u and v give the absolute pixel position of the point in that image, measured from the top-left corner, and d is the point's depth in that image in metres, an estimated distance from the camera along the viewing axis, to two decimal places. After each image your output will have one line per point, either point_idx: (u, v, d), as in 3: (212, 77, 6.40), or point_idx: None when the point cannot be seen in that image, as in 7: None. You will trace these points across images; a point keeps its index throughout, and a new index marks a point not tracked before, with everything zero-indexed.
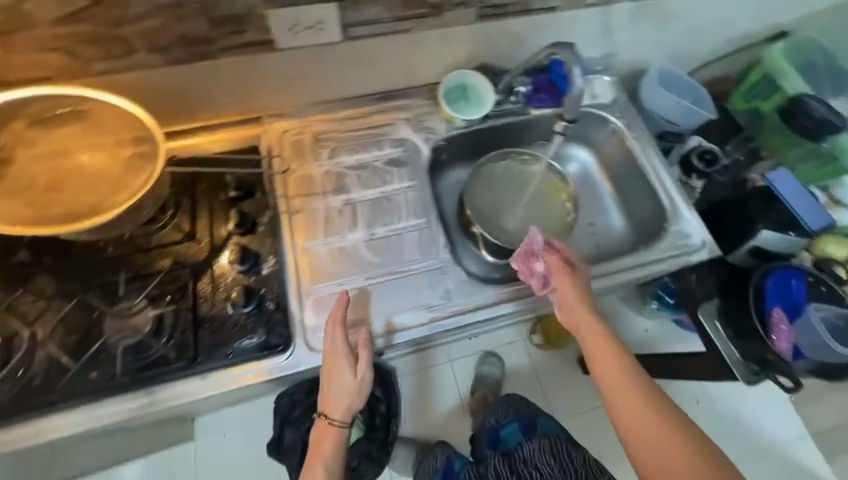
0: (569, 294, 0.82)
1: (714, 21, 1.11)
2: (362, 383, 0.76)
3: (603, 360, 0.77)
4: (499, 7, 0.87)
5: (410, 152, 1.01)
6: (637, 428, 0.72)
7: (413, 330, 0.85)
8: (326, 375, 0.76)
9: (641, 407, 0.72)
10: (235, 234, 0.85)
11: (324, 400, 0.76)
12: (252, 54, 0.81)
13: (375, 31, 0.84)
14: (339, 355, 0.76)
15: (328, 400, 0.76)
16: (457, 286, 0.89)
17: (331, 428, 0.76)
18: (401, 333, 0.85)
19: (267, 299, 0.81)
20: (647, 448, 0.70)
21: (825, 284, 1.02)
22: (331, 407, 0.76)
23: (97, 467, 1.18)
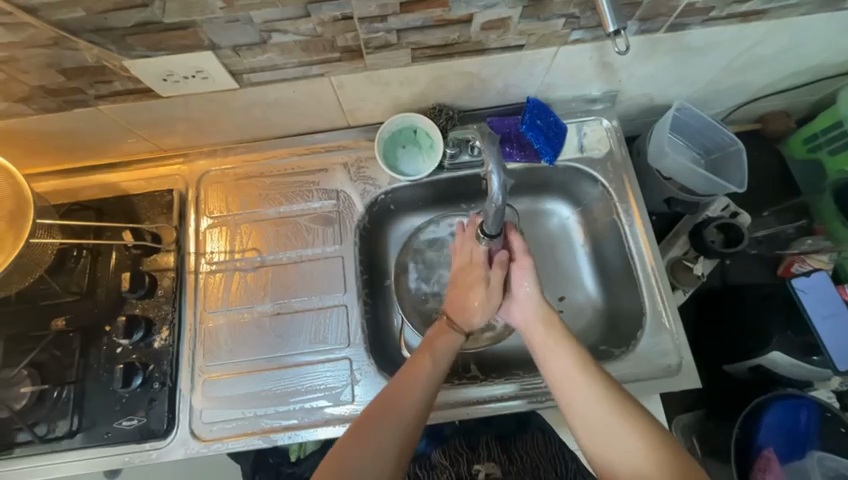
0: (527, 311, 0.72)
1: (767, 55, 0.80)
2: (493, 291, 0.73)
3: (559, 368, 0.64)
4: (442, 48, 0.66)
5: (342, 207, 0.85)
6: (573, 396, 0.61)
7: (499, 402, 0.76)
8: (464, 287, 0.75)
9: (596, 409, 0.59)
10: (131, 299, 0.78)
11: (454, 308, 0.75)
12: (132, 103, 0.69)
13: (278, 77, 0.67)
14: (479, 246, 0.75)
15: (463, 307, 0.74)
16: (367, 384, 0.77)
17: (452, 332, 0.72)
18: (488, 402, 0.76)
19: (154, 377, 0.76)
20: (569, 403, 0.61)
21: (846, 425, 0.80)
22: (466, 312, 0.74)
23: None
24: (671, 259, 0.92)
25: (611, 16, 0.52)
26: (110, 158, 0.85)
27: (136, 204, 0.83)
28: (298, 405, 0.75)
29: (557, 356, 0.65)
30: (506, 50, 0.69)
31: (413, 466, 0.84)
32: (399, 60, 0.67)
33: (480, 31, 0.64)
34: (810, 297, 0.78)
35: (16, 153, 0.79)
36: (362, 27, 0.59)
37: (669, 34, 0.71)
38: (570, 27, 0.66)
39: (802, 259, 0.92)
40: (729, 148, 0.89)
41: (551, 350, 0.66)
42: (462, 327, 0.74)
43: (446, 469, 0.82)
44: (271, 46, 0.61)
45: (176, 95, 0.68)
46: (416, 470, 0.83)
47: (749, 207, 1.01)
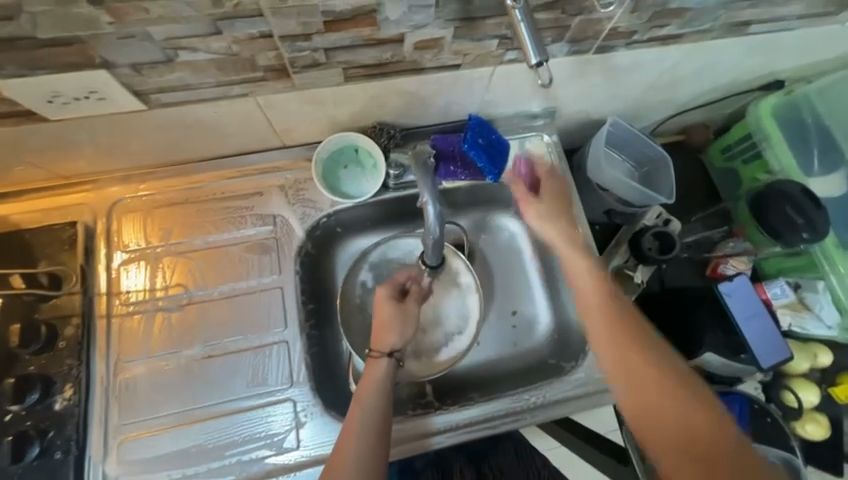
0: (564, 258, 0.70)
1: (687, 74, 0.86)
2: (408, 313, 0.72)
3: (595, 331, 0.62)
4: (376, 67, 0.63)
5: (280, 234, 0.79)
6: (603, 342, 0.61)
7: (452, 431, 0.74)
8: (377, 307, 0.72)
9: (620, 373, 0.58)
10: (24, 355, 0.67)
11: (374, 335, 0.70)
12: (11, 127, 0.59)
13: (193, 97, 0.60)
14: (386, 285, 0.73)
15: (384, 333, 0.69)
16: (313, 426, 0.71)
17: (379, 360, 0.67)
18: (439, 434, 0.74)
19: (56, 446, 0.64)
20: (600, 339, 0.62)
21: (770, 414, 0.87)
22: (385, 337, 0.69)
23: None
24: (613, 268, 0.95)
25: (533, 49, 0.50)
26: None
27: (30, 241, 0.71)
28: (235, 458, 0.68)
29: (599, 321, 0.62)
30: (443, 69, 0.67)
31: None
32: (331, 79, 0.63)
33: (414, 51, 0.61)
34: (735, 300, 0.85)
35: None
36: (284, 45, 0.55)
37: (598, 55, 0.73)
38: (504, 48, 0.65)
39: (726, 260, 0.98)
40: (659, 160, 0.94)
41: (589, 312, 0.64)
42: (378, 349, 0.68)
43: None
44: (180, 65, 0.54)
45: (69, 117, 0.59)
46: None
47: (679, 213, 1.08)
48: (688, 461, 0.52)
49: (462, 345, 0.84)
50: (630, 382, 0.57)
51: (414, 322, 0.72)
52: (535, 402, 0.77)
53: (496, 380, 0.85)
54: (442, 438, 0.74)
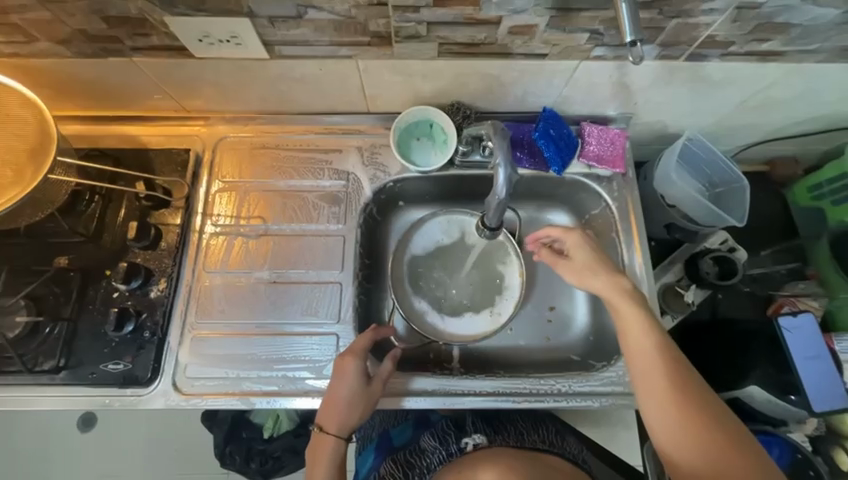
0: (598, 279, 0.71)
1: (783, 97, 0.82)
2: (370, 397, 0.73)
3: (641, 355, 0.64)
4: (468, 46, 0.69)
5: (350, 189, 0.87)
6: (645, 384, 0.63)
7: (425, 396, 0.77)
8: (335, 379, 0.72)
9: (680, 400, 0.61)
10: (134, 247, 0.80)
11: (325, 410, 0.71)
12: (165, 59, 0.72)
13: (308, 53, 0.70)
14: (354, 355, 0.73)
15: (332, 411, 0.71)
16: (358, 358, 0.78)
17: (330, 440, 0.71)
18: (413, 396, 0.77)
19: (145, 326, 0.77)
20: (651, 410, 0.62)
21: (814, 468, 0.81)
22: (334, 421, 0.71)
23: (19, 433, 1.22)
24: (664, 284, 0.93)
25: (629, 28, 0.52)
26: (135, 111, 0.87)
27: (153, 158, 0.86)
28: (280, 373, 0.77)
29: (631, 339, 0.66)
30: (529, 57, 0.71)
31: (403, 455, 0.80)
32: (426, 52, 0.70)
33: (507, 35, 0.66)
34: (794, 336, 0.81)
35: (47, 93, 0.82)
36: (394, 14, 0.62)
37: (688, 63, 0.73)
38: (593, 43, 0.68)
39: (793, 300, 0.92)
40: (734, 183, 0.92)
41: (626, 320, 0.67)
42: (330, 428, 0.71)
43: (435, 449, 0.76)
44: (306, 22, 0.64)
45: (209, 57, 0.71)
46: (405, 458, 0.79)
47: (747, 244, 1.03)
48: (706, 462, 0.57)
49: (482, 325, 0.88)
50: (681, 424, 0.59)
51: (371, 406, 0.73)
52: (567, 390, 0.78)
53: (522, 364, 0.88)
54: (415, 400, 0.77)
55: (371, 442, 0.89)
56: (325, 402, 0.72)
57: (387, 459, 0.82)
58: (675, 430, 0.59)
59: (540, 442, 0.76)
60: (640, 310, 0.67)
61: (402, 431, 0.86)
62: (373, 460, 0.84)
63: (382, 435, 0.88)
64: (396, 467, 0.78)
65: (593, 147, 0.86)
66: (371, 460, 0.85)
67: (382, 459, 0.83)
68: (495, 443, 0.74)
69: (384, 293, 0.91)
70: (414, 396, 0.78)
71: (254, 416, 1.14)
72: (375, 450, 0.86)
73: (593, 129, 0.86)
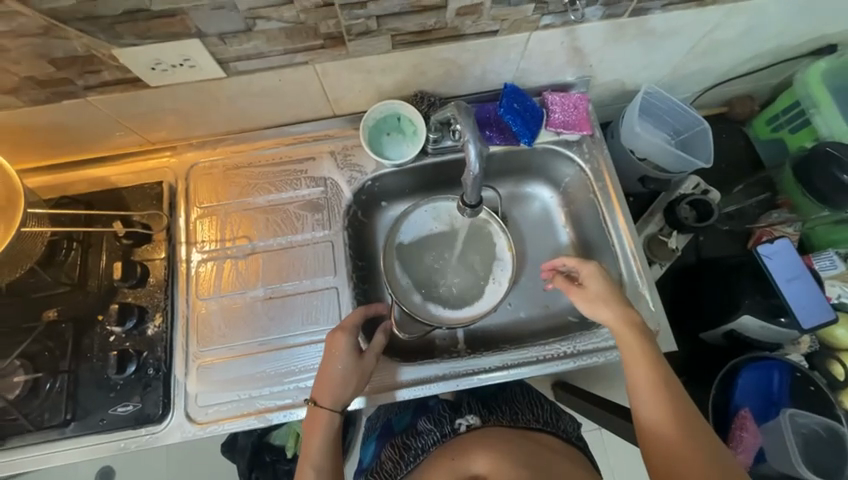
0: (608, 308, 0.71)
1: (728, 38, 0.86)
2: (363, 369, 0.73)
3: (628, 344, 0.67)
4: (420, 35, 0.70)
5: (330, 194, 0.88)
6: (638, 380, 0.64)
7: (417, 386, 0.78)
8: (327, 355, 0.72)
9: (651, 393, 0.62)
10: (123, 288, 0.79)
11: (318, 384, 0.71)
12: (121, 93, 0.71)
13: (263, 66, 0.70)
14: (345, 331, 0.74)
15: (326, 385, 0.71)
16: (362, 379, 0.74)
17: (323, 411, 0.70)
18: (405, 388, 0.78)
19: (149, 363, 0.77)
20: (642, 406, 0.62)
21: (814, 383, 0.85)
22: (329, 391, 0.71)
23: None
24: (647, 235, 0.97)
25: None
26: (99, 152, 0.86)
27: (126, 196, 0.85)
28: (292, 385, 0.77)
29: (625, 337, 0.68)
30: (482, 36, 0.73)
31: (400, 438, 0.80)
32: (380, 46, 0.71)
33: (456, 17, 0.68)
34: (775, 262, 0.84)
35: (5, 148, 0.80)
36: (343, 13, 0.63)
37: (633, 19, 0.75)
38: (540, 13, 0.70)
39: (769, 229, 0.98)
40: (696, 127, 0.95)
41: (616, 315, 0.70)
42: (321, 399, 0.70)
43: (430, 432, 0.75)
44: (257, 34, 0.64)
45: (164, 85, 0.70)
46: (402, 440, 0.78)
47: (719, 184, 1.07)
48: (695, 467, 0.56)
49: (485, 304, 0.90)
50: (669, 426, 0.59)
51: (367, 375, 0.74)
52: (572, 351, 0.81)
53: (526, 335, 0.91)
54: (407, 391, 0.78)
55: (375, 432, 0.89)
56: (318, 379, 0.72)
57: (386, 443, 0.82)
58: (665, 430, 0.59)
59: (534, 419, 0.76)
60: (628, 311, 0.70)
61: (402, 418, 0.86)
62: (376, 448, 0.85)
63: (385, 425, 0.88)
64: (395, 451, 0.78)
65: (558, 114, 0.88)
66: (374, 448, 0.86)
67: (383, 444, 0.83)
68: (488, 424, 0.74)
69: (382, 290, 0.92)
70: (425, 382, 0.79)
71: (275, 439, 1.14)
72: (378, 437, 0.86)
73: (555, 97, 0.89)
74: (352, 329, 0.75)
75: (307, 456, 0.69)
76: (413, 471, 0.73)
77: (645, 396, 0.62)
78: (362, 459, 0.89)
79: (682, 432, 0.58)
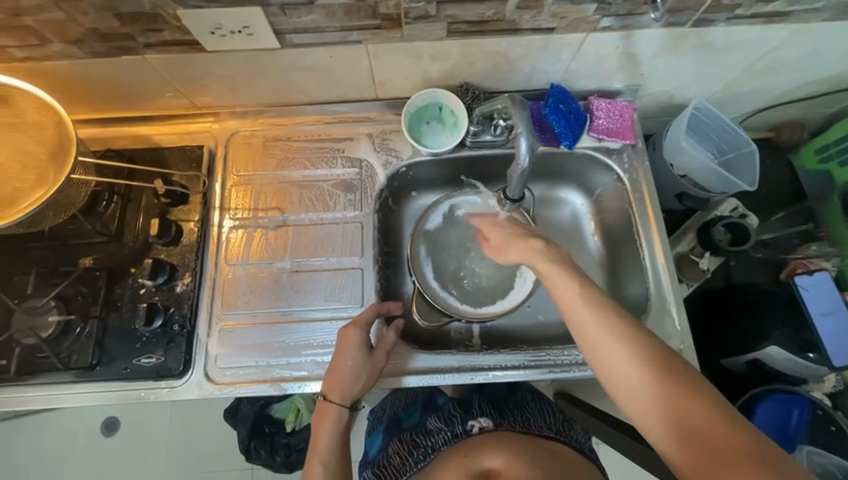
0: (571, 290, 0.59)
1: (791, 59, 0.83)
2: (375, 366, 0.74)
3: (598, 337, 0.56)
4: (476, 25, 0.70)
5: (364, 176, 0.88)
6: (620, 378, 0.54)
7: (425, 374, 0.79)
8: (339, 349, 0.73)
9: (648, 395, 0.52)
10: (156, 244, 0.81)
11: (328, 379, 0.73)
12: (178, 54, 0.73)
13: (318, 41, 0.71)
14: (356, 326, 0.74)
15: (335, 383, 0.72)
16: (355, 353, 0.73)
17: (331, 407, 0.72)
18: (412, 375, 0.79)
19: (174, 320, 0.79)
20: (636, 407, 0.53)
21: (836, 424, 0.83)
22: (340, 388, 0.72)
23: (46, 435, 1.24)
24: (677, 253, 0.94)
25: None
26: (147, 110, 0.88)
27: (168, 156, 0.87)
28: (309, 358, 0.78)
29: (596, 331, 0.56)
30: (538, 32, 0.72)
31: (409, 434, 0.80)
32: (435, 33, 0.71)
33: (515, 10, 0.67)
34: (811, 294, 0.82)
35: (60, 96, 0.83)
36: None
37: (694, 30, 0.73)
38: (601, 13, 0.69)
39: (805, 262, 0.94)
40: (742, 148, 0.93)
41: (586, 328, 0.57)
42: (330, 396, 0.72)
43: (441, 431, 0.76)
44: (317, 8, 0.65)
45: (220, 50, 0.72)
46: (411, 437, 0.79)
47: (758, 210, 1.04)
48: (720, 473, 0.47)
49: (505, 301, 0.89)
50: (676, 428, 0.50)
51: (378, 373, 0.75)
52: None
53: (542, 338, 0.90)
54: (414, 378, 0.79)
55: (381, 424, 0.89)
56: (328, 371, 0.73)
57: (394, 439, 0.82)
58: (673, 431, 0.51)
59: (547, 428, 0.76)
60: (591, 296, 0.58)
61: (410, 414, 0.86)
62: (382, 441, 0.85)
63: (392, 418, 0.87)
64: (403, 446, 0.78)
65: (602, 121, 0.87)
66: (380, 441, 0.86)
67: (390, 439, 0.83)
68: (501, 428, 0.74)
69: (403, 276, 0.93)
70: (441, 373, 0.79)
71: (275, 412, 1.16)
72: (384, 432, 0.87)
73: (601, 103, 0.87)
74: (364, 327, 0.75)
75: (316, 448, 0.71)
76: (420, 469, 0.73)
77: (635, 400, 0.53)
78: (367, 450, 0.89)
79: (695, 432, 0.49)
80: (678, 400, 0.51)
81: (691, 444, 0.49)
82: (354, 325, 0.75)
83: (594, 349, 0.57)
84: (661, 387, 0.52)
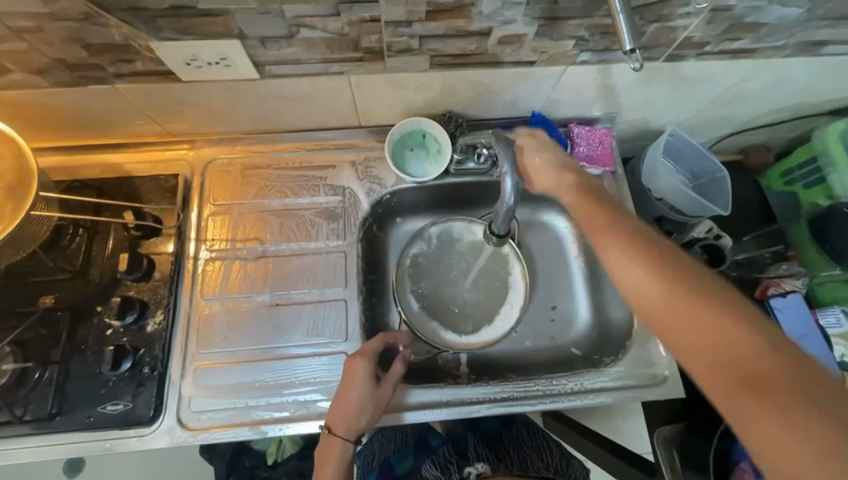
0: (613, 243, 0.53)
1: (756, 90, 0.87)
2: (380, 400, 0.71)
3: (643, 293, 0.49)
4: (459, 58, 0.70)
5: (347, 204, 0.87)
6: (661, 300, 0.48)
7: (427, 409, 0.76)
8: (343, 382, 0.70)
9: (699, 355, 0.45)
10: (126, 280, 0.77)
11: (333, 411, 0.70)
12: (151, 84, 0.70)
13: (299, 72, 0.70)
14: (363, 357, 0.71)
15: (340, 417, 0.69)
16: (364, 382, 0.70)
17: (335, 444, 0.69)
18: (413, 410, 0.76)
19: (145, 362, 0.74)
20: (675, 325, 0.47)
21: None
22: (344, 424, 0.69)
23: None
24: None
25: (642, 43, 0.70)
26: (117, 138, 0.84)
27: (140, 186, 0.83)
28: (290, 398, 0.75)
29: (637, 286, 0.50)
30: (519, 65, 0.73)
31: None
32: (418, 65, 0.71)
33: (497, 45, 0.68)
34: (784, 315, 0.90)
35: (21, 125, 0.78)
36: (387, 30, 0.63)
37: (668, 64, 0.76)
38: (579, 48, 0.70)
39: (778, 281, 0.94)
40: (715, 174, 0.96)
41: (628, 280, 0.51)
42: (336, 430, 0.69)
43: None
44: (297, 40, 0.63)
45: (196, 80, 0.69)
46: None
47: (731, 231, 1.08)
48: (776, 401, 0.40)
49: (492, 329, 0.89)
50: (733, 399, 0.42)
51: (383, 407, 0.71)
52: (579, 388, 0.79)
53: (530, 365, 0.89)
54: (415, 414, 0.76)
55: (373, 471, 0.86)
56: (334, 402, 0.70)
57: None
58: (727, 399, 0.43)
59: (544, 468, 0.75)
60: (636, 247, 0.52)
61: (406, 458, 0.86)
62: None
63: (384, 463, 0.86)
64: None
65: (582, 148, 0.89)
66: None
67: None
68: (498, 473, 0.73)
69: (389, 305, 0.91)
70: (430, 408, 0.77)
71: (256, 444, 1.11)
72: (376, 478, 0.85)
73: (581, 130, 0.89)
74: (372, 358, 0.72)
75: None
76: None
77: (677, 327, 0.47)
78: None
79: (750, 347, 0.43)
80: (734, 364, 0.43)
81: (749, 396, 0.41)
82: (360, 354, 0.72)
83: (638, 302, 0.50)
84: (710, 320, 0.45)
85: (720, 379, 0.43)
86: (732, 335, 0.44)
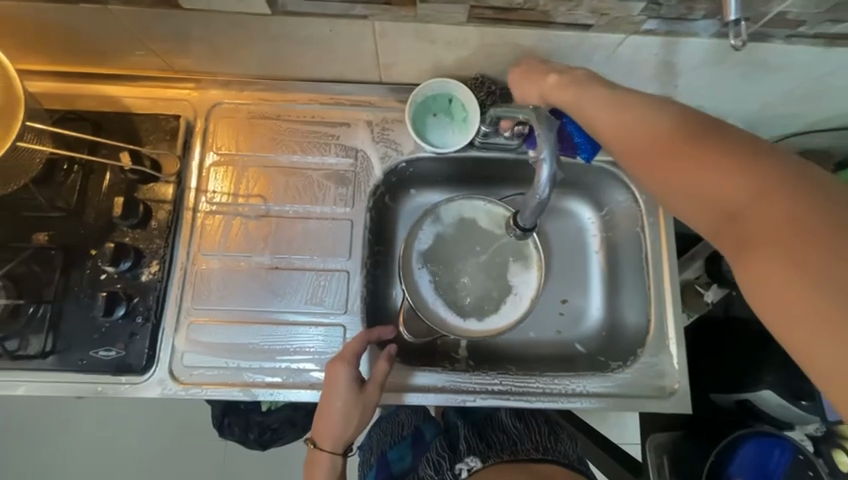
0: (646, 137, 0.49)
1: (839, 86, 0.75)
2: (365, 407, 0.69)
3: (674, 180, 0.47)
4: (503, 12, 0.60)
5: (359, 168, 0.80)
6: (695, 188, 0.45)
7: (426, 393, 0.75)
8: (326, 389, 0.68)
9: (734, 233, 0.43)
10: (121, 226, 0.73)
11: (318, 422, 0.69)
12: (149, 9, 0.62)
13: (317, 11, 0.61)
14: (344, 362, 0.68)
15: (325, 429, 0.68)
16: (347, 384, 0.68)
17: (322, 455, 0.70)
18: (413, 392, 0.75)
19: (138, 312, 0.72)
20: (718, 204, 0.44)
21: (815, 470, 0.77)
22: (328, 436, 0.69)
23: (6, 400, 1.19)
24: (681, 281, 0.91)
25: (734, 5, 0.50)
26: (116, 69, 0.77)
27: (138, 125, 0.76)
28: (283, 364, 0.73)
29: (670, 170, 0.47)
30: (571, 28, 0.63)
31: None
32: (454, 16, 0.61)
33: (550, 1, 0.58)
34: None
35: (12, 43, 0.71)
36: None
37: (746, 44, 0.65)
38: (647, 15, 0.60)
39: None
40: None
41: (659, 172, 0.48)
42: (322, 441, 0.69)
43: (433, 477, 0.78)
44: None
45: (200, 9, 0.61)
46: None
47: None
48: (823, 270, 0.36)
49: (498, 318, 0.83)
50: (766, 272, 0.39)
51: (371, 411, 0.69)
52: (581, 390, 0.76)
53: (532, 358, 0.86)
54: (415, 396, 0.74)
55: (370, 468, 0.87)
56: (318, 409, 0.69)
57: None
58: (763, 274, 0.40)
59: (533, 448, 0.77)
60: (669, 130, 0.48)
61: (400, 452, 0.86)
62: None
63: (381, 460, 0.85)
64: None
65: None
66: None
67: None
68: (488, 464, 0.75)
69: (393, 280, 0.86)
70: (426, 391, 0.75)
71: None
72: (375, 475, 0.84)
73: None
74: (353, 362, 0.69)
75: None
76: None
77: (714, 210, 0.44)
78: None
79: (791, 216, 0.39)
80: (773, 234, 0.40)
81: (785, 268, 0.38)
82: (341, 358, 0.69)
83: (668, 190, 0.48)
84: (750, 197, 0.42)
85: (771, 275, 0.39)
86: (792, 221, 0.39)
